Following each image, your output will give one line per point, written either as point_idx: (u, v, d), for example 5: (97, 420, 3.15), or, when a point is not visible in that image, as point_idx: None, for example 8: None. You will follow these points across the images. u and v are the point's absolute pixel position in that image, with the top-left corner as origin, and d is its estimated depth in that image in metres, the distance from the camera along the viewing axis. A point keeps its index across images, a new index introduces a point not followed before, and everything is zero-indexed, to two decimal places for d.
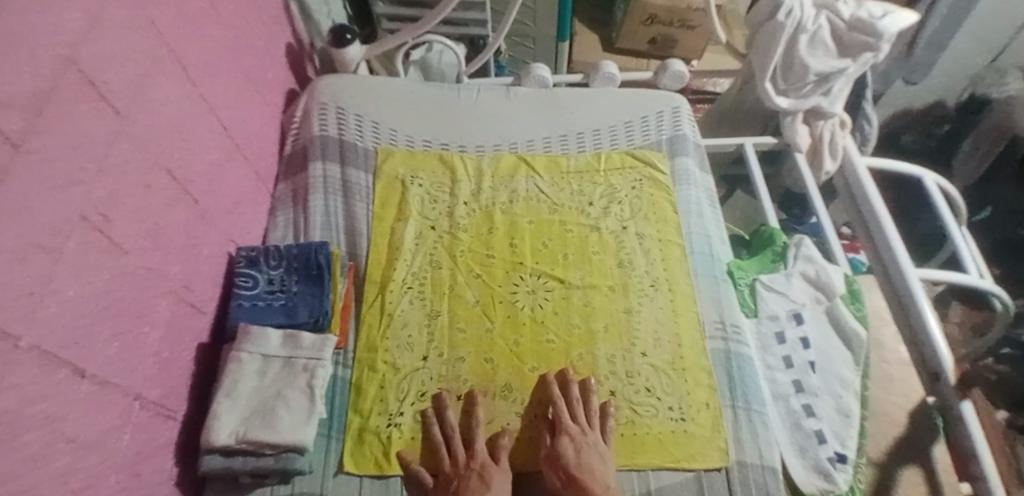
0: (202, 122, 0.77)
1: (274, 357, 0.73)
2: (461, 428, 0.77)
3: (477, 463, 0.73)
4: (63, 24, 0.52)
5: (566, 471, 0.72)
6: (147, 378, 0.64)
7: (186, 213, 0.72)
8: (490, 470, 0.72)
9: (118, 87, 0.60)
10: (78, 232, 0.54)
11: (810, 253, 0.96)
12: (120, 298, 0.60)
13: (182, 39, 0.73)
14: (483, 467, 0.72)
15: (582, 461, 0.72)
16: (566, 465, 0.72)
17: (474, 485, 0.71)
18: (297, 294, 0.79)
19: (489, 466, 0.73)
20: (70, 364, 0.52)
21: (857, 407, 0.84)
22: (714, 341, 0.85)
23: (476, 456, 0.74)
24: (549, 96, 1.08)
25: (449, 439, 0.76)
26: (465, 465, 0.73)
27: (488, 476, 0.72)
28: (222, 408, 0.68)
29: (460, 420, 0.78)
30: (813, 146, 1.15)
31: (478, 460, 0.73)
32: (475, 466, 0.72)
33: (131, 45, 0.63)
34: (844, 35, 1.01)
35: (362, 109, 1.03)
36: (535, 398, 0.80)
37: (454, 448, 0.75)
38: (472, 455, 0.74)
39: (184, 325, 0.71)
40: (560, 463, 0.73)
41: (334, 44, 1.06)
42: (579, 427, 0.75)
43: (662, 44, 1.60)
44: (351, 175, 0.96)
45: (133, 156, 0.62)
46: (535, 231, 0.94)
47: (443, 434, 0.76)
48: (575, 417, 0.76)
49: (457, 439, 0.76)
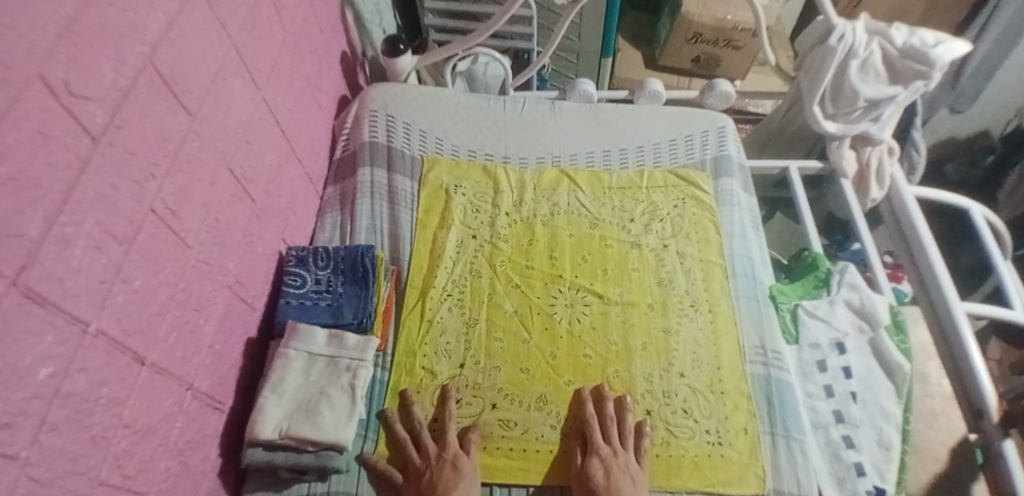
0: (263, 124, 0.80)
1: (318, 356, 0.75)
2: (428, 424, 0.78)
3: (449, 454, 0.74)
4: (146, 26, 0.55)
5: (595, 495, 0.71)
6: (200, 369, 0.66)
7: (245, 211, 0.75)
8: (462, 461, 0.73)
9: (190, 88, 0.63)
10: (148, 225, 0.56)
11: (854, 280, 0.94)
12: (181, 291, 0.62)
13: (249, 44, 0.76)
14: (454, 458, 0.73)
15: (613, 482, 0.71)
16: (594, 487, 0.71)
17: (446, 475, 0.71)
18: (343, 296, 0.81)
19: (460, 457, 0.74)
20: (133, 351, 0.55)
21: (898, 441, 0.81)
22: (754, 365, 0.84)
23: (447, 449, 0.74)
24: (595, 112, 1.09)
25: (414, 437, 0.76)
26: (438, 456, 0.74)
27: (460, 466, 0.73)
28: (268, 403, 0.70)
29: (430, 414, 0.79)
30: (859, 172, 1.12)
31: (449, 451, 0.74)
32: (446, 457, 0.73)
33: (205, 48, 0.66)
34: (896, 62, 0.98)
35: (409, 118, 1.05)
36: (570, 412, 0.80)
37: (421, 443, 0.76)
38: (442, 448, 0.75)
39: (237, 320, 0.73)
40: (590, 484, 0.72)
41: (387, 53, 1.09)
42: (611, 449, 0.75)
43: (705, 62, 1.59)
44: (397, 181, 0.98)
45: (201, 154, 0.65)
46: (576, 244, 0.95)
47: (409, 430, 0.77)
48: (608, 437, 0.76)
49: (424, 432, 0.77)
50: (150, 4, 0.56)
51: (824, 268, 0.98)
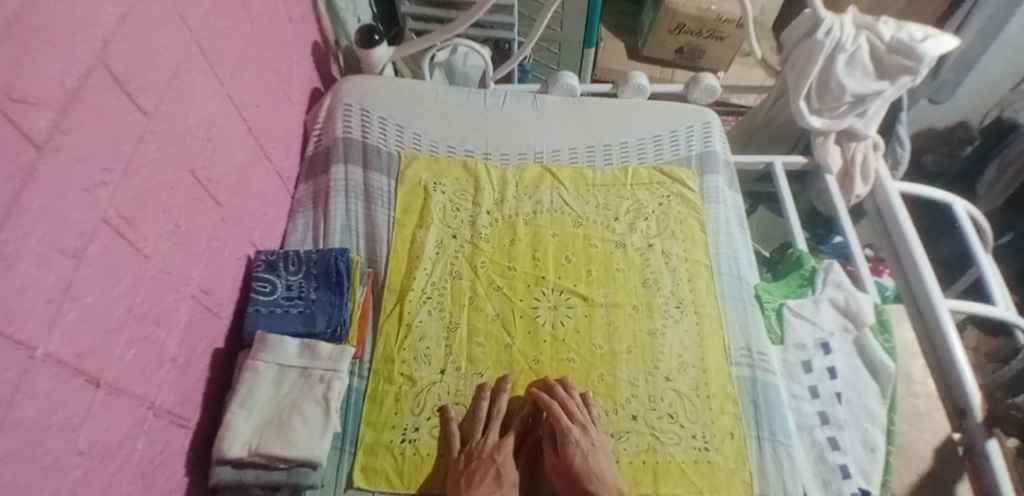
0: (228, 121, 0.75)
1: (290, 367, 0.71)
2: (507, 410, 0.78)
3: (499, 458, 0.73)
4: (97, 20, 0.51)
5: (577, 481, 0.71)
6: (163, 385, 0.62)
7: (209, 215, 0.70)
8: (506, 470, 0.72)
9: (146, 86, 0.58)
10: (100, 236, 0.52)
11: (839, 278, 0.93)
12: (140, 304, 0.58)
13: (213, 37, 0.71)
14: (501, 464, 0.73)
15: (593, 468, 0.71)
16: (576, 475, 0.71)
17: (487, 479, 0.70)
18: (316, 302, 0.77)
19: (507, 465, 0.73)
20: (86, 372, 0.51)
21: (883, 441, 0.81)
22: (740, 368, 0.83)
23: (502, 450, 0.74)
24: (578, 106, 1.06)
25: (491, 415, 0.76)
26: (490, 452, 0.73)
27: (503, 475, 0.72)
28: (236, 418, 0.66)
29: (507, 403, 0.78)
30: (844, 168, 1.12)
31: (503, 453, 0.73)
32: (496, 460, 0.72)
33: (163, 42, 0.61)
34: (883, 57, 0.97)
35: (386, 112, 1.01)
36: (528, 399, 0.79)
37: (490, 426, 0.76)
38: (499, 446, 0.74)
39: (202, 331, 0.69)
40: (572, 472, 0.71)
41: (362, 44, 1.04)
42: (581, 428, 0.73)
43: (689, 53, 1.57)
44: (373, 179, 0.95)
45: (160, 156, 0.61)
46: (559, 244, 0.92)
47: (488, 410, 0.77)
48: (572, 416, 0.74)
49: (479, 426, 0.76)
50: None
51: (809, 266, 0.97)
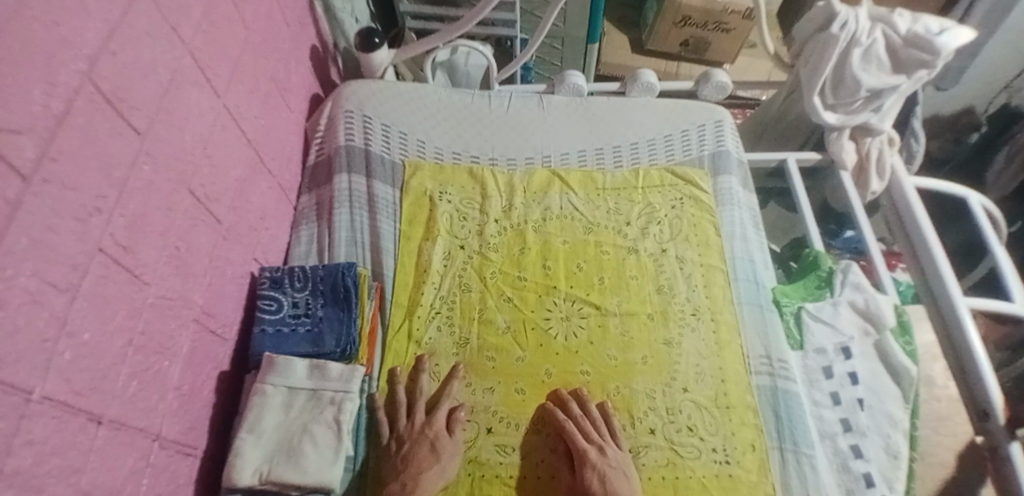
0: (226, 135, 0.72)
1: (300, 390, 0.69)
2: (431, 394, 0.78)
3: (432, 432, 0.72)
4: (82, 37, 0.48)
5: None
6: (167, 415, 0.60)
7: (209, 234, 0.68)
8: (442, 442, 0.72)
9: (138, 105, 0.56)
10: (96, 265, 0.50)
11: (858, 280, 0.90)
12: (140, 334, 0.56)
13: (206, 48, 0.68)
14: (436, 436, 0.72)
15: (610, 490, 0.68)
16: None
17: (423, 453, 0.70)
18: (323, 320, 0.74)
19: (440, 437, 0.72)
20: (86, 411, 0.48)
21: (906, 448, 0.79)
22: (759, 377, 0.81)
23: (433, 424, 0.73)
24: (585, 107, 1.03)
25: (411, 402, 0.76)
26: (421, 430, 0.73)
27: (439, 447, 0.71)
28: (246, 445, 0.64)
29: (432, 388, 0.78)
30: (859, 164, 1.09)
31: (434, 427, 0.73)
32: (428, 434, 0.72)
33: (154, 56, 0.58)
34: (899, 50, 0.94)
35: (388, 118, 0.98)
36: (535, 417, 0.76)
37: (414, 410, 0.75)
38: (429, 422, 0.74)
39: (206, 354, 0.67)
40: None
41: (361, 48, 1.01)
42: (596, 448, 0.72)
43: (694, 46, 1.53)
44: (377, 188, 0.92)
45: (156, 178, 0.58)
46: (571, 251, 0.90)
47: (408, 396, 0.77)
48: (591, 437, 0.73)
49: (402, 411, 0.75)
50: (86, 12, 0.49)
51: (826, 267, 0.95)
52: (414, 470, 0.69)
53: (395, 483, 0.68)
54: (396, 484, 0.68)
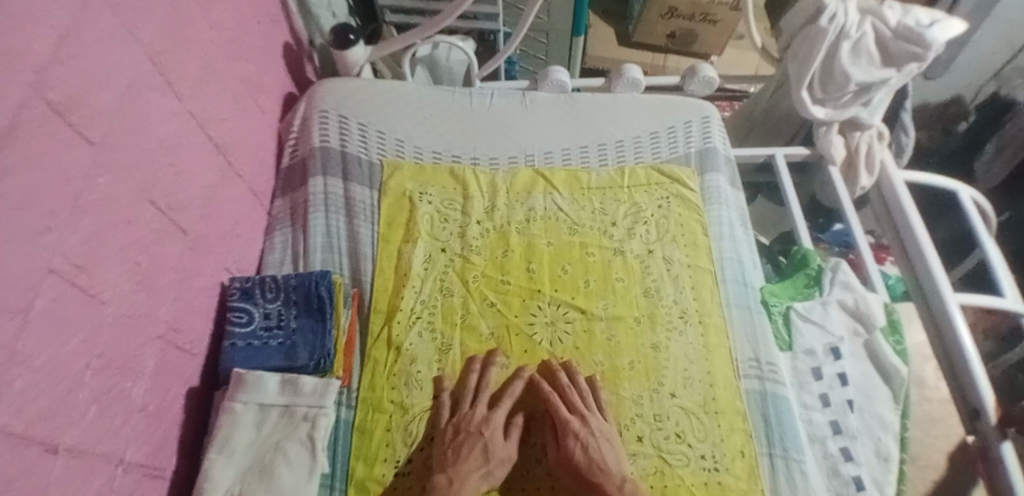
0: (192, 140, 0.69)
1: (272, 406, 0.67)
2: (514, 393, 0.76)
3: (487, 432, 0.71)
4: (30, 47, 0.44)
5: (578, 474, 0.69)
6: (132, 438, 0.57)
7: (175, 246, 0.65)
8: (494, 447, 0.71)
9: (93, 115, 0.52)
10: (49, 287, 0.46)
11: (847, 279, 0.89)
12: (100, 356, 0.52)
13: (169, 50, 0.65)
14: (490, 438, 0.71)
15: (594, 458, 0.69)
16: (577, 468, 0.69)
17: (474, 454, 0.69)
18: (296, 331, 0.72)
19: (495, 440, 0.71)
20: (41, 440, 0.45)
21: (897, 450, 0.78)
22: (748, 380, 0.79)
23: (491, 423, 0.72)
24: (569, 104, 1.00)
25: (477, 390, 0.75)
26: (478, 426, 0.72)
27: (491, 451, 0.70)
28: (215, 466, 0.61)
29: (496, 382, 0.77)
30: (848, 159, 1.07)
31: (491, 426, 0.72)
32: (485, 434, 0.71)
33: (111, 62, 0.55)
34: (889, 44, 0.92)
35: (366, 118, 0.95)
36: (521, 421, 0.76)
37: (479, 398, 0.75)
38: (487, 419, 0.73)
39: (174, 370, 0.64)
40: (573, 465, 0.69)
41: (337, 45, 0.97)
42: (579, 418, 0.72)
43: (681, 38, 1.51)
44: (355, 191, 0.89)
45: (114, 191, 0.55)
46: (555, 254, 0.87)
47: (478, 382, 0.76)
48: (574, 408, 0.73)
49: (467, 397, 0.75)
50: (34, 18, 0.45)
51: (814, 265, 0.93)
52: (458, 467, 0.68)
53: (442, 476, 0.68)
54: (443, 477, 0.67)
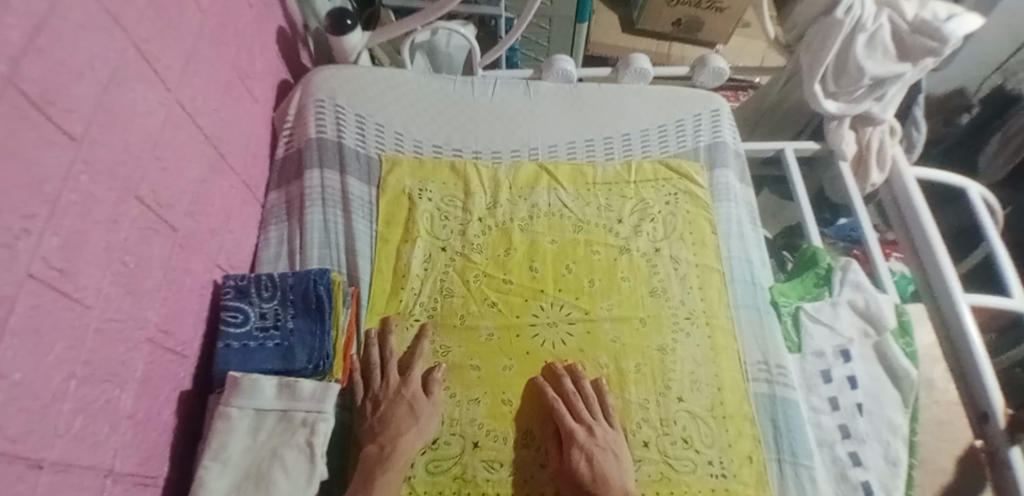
0: (180, 131, 0.66)
1: (268, 411, 0.64)
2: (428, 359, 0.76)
3: (408, 392, 0.72)
4: (4, 35, 0.40)
5: (581, 488, 0.67)
6: (122, 447, 0.54)
7: (163, 244, 0.62)
8: (420, 403, 0.71)
9: (73, 109, 0.49)
10: (27, 294, 0.42)
11: (858, 279, 0.87)
12: (84, 364, 0.49)
13: (153, 36, 0.61)
14: (412, 398, 0.71)
15: (599, 471, 0.67)
16: (581, 483, 0.67)
17: (402, 414, 0.70)
18: (294, 332, 0.69)
19: (419, 398, 0.71)
20: (24, 456, 0.41)
21: (905, 455, 0.76)
22: (757, 384, 0.77)
23: (410, 385, 0.72)
24: (574, 95, 0.97)
25: (381, 364, 0.75)
26: (397, 390, 0.72)
27: (418, 408, 0.70)
28: (209, 474, 0.59)
29: (400, 349, 0.77)
30: (858, 154, 1.04)
31: (411, 387, 0.72)
32: (405, 395, 0.71)
33: (92, 51, 0.51)
34: (905, 38, 0.90)
35: (363, 108, 0.91)
36: (520, 428, 0.72)
37: (388, 370, 0.74)
38: (405, 382, 0.73)
39: (165, 374, 0.62)
40: (576, 479, 0.67)
41: (332, 30, 0.93)
42: (585, 428, 0.70)
43: (687, 25, 1.47)
44: (351, 185, 0.86)
45: (98, 189, 0.51)
46: (559, 252, 0.85)
47: (382, 357, 0.76)
48: (580, 416, 0.71)
49: (375, 370, 0.74)
50: (8, 3, 0.41)
51: (824, 264, 0.91)
52: (392, 432, 0.68)
53: (373, 445, 0.67)
54: (373, 446, 0.67)
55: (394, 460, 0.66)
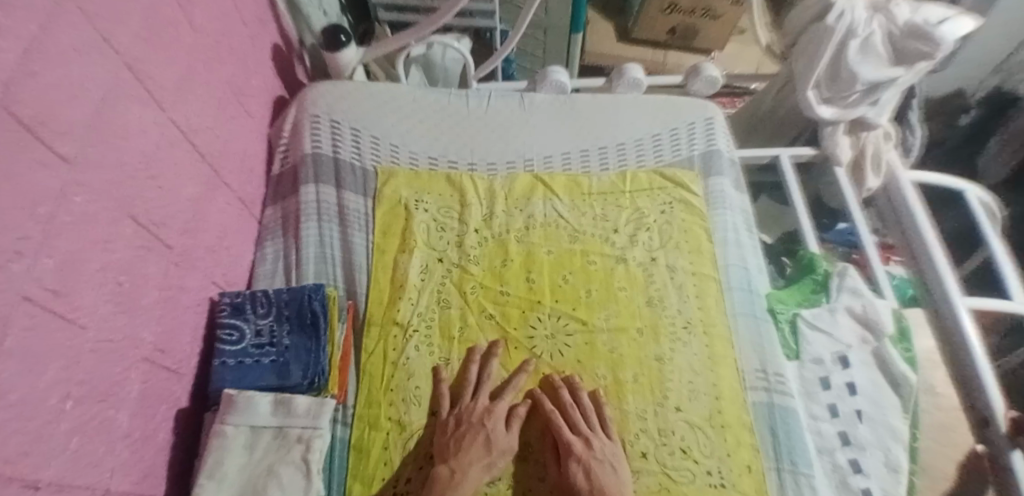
0: (175, 150, 0.66)
1: (264, 428, 0.64)
2: (499, 375, 0.77)
3: (490, 423, 0.71)
4: None
5: None
6: (118, 467, 0.54)
7: (159, 262, 0.62)
8: (497, 434, 0.70)
9: (66, 130, 0.49)
10: (21, 315, 0.43)
11: (856, 285, 0.87)
12: (79, 384, 0.49)
13: (147, 58, 0.61)
14: (492, 429, 0.70)
15: (597, 485, 0.66)
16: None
17: (476, 444, 0.69)
18: (289, 349, 0.70)
19: (497, 430, 0.70)
20: (20, 476, 0.42)
21: (907, 461, 0.75)
22: (756, 392, 0.77)
23: (494, 414, 0.72)
24: (568, 105, 0.97)
25: (479, 381, 0.75)
26: (480, 417, 0.71)
27: (494, 441, 0.69)
28: (205, 493, 0.59)
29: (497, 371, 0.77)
30: (854, 159, 1.04)
31: (494, 418, 0.71)
32: (486, 425, 0.70)
33: (85, 75, 0.52)
34: (898, 43, 0.90)
35: (359, 122, 0.92)
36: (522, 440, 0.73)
37: (479, 391, 0.74)
38: (490, 410, 0.72)
39: (160, 392, 0.62)
40: (573, 491, 0.67)
41: (326, 46, 0.94)
42: (583, 440, 0.70)
43: (682, 34, 1.48)
44: (348, 199, 0.87)
45: (92, 210, 0.52)
46: (556, 262, 0.85)
47: (478, 375, 0.76)
48: (577, 428, 0.72)
49: (467, 390, 0.74)
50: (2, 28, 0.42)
51: (821, 270, 0.90)
52: (463, 460, 0.67)
53: (443, 466, 0.67)
54: (444, 467, 0.67)
55: (465, 488, 0.65)
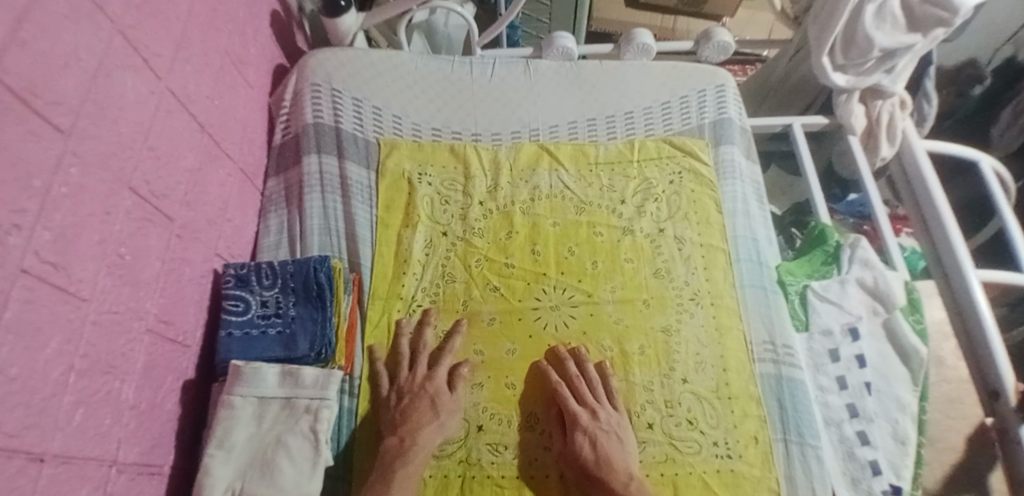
0: (172, 120, 0.65)
1: (272, 399, 0.64)
2: (434, 345, 0.76)
3: (431, 388, 0.71)
4: None
5: (585, 469, 0.67)
6: (126, 438, 0.54)
7: (160, 235, 0.61)
8: (441, 398, 0.70)
9: (59, 100, 0.48)
10: (20, 289, 0.42)
11: (867, 256, 0.84)
12: (83, 357, 0.49)
13: (140, 24, 0.59)
14: (435, 393, 0.70)
15: (603, 455, 0.67)
16: (584, 464, 0.67)
17: (422, 408, 0.69)
18: (296, 320, 0.70)
19: (441, 393, 0.71)
20: (24, 449, 0.42)
21: (914, 433, 0.75)
22: (763, 364, 0.76)
23: (433, 380, 0.72)
24: (575, 73, 0.94)
25: (416, 350, 0.75)
26: (421, 385, 0.72)
27: (439, 403, 0.70)
28: (215, 462, 0.60)
29: (434, 341, 0.76)
30: (868, 128, 1.02)
31: (434, 383, 0.71)
32: (428, 390, 0.71)
33: (78, 41, 0.50)
34: (915, 10, 0.86)
35: (360, 92, 0.90)
36: (524, 412, 0.72)
37: (417, 362, 0.74)
38: (430, 377, 0.72)
39: (167, 364, 0.62)
40: (580, 462, 0.67)
41: (325, 12, 0.91)
42: (589, 411, 0.70)
43: None
44: (350, 171, 0.85)
45: (91, 182, 0.51)
46: (561, 234, 0.84)
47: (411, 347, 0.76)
48: (582, 399, 0.72)
49: (403, 363, 0.74)
50: None
51: (833, 242, 0.89)
52: (412, 425, 0.68)
53: (393, 437, 0.67)
54: (394, 438, 0.67)
55: (414, 454, 0.65)
